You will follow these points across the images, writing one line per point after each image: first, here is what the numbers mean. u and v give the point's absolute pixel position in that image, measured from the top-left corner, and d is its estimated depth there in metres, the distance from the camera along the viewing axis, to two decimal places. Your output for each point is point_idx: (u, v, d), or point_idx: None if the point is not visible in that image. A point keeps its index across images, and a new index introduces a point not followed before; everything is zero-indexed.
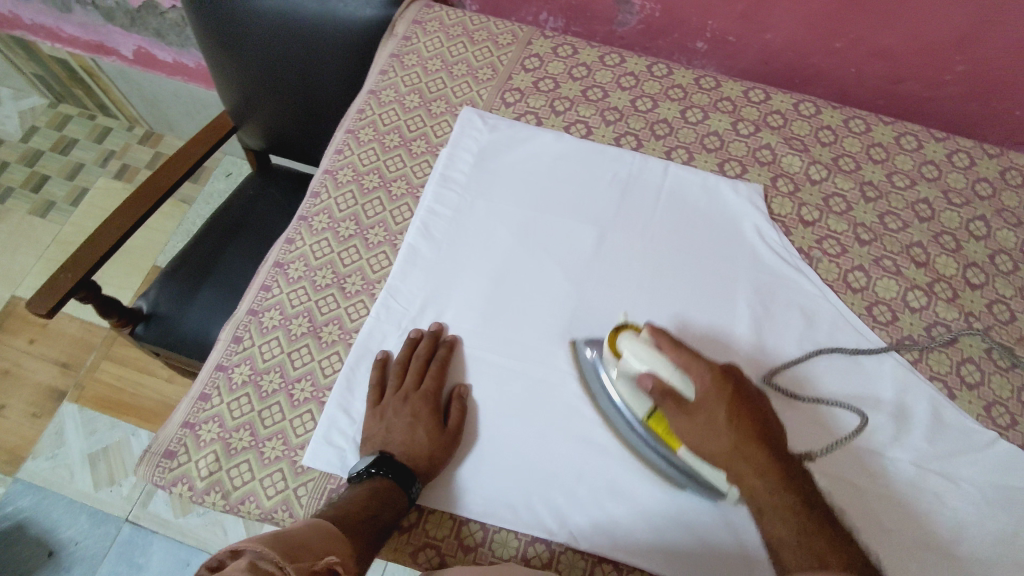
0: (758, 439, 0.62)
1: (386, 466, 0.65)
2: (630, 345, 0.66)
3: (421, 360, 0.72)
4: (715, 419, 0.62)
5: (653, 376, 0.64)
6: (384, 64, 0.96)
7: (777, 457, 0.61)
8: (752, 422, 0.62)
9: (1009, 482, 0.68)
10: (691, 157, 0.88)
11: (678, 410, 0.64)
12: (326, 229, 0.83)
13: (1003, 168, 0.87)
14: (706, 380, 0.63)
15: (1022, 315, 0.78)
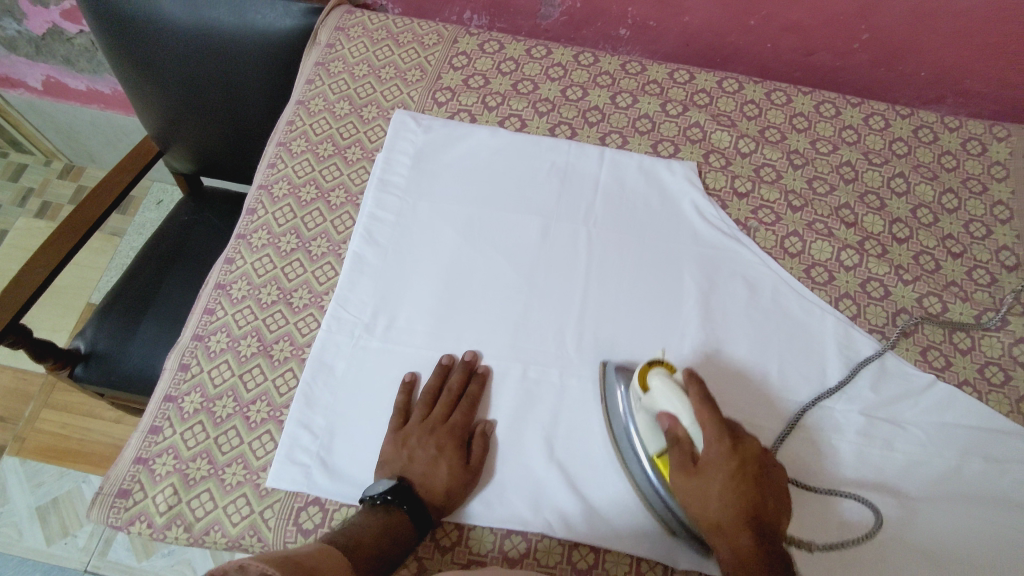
0: (748, 519, 0.59)
1: (404, 499, 0.62)
2: (664, 386, 0.64)
3: (453, 394, 0.71)
4: (713, 489, 0.60)
5: (674, 421, 0.63)
6: (309, 73, 0.94)
7: (761, 543, 0.59)
8: (750, 504, 0.59)
9: (953, 421, 0.73)
10: (625, 141, 0.89)
11: (683, 463, 0.62)
12: (267, 245, 0.81)
13: (915, 127, 0.92)
14: (722, 449, 0.61)
15: (946, 263, 0.83)
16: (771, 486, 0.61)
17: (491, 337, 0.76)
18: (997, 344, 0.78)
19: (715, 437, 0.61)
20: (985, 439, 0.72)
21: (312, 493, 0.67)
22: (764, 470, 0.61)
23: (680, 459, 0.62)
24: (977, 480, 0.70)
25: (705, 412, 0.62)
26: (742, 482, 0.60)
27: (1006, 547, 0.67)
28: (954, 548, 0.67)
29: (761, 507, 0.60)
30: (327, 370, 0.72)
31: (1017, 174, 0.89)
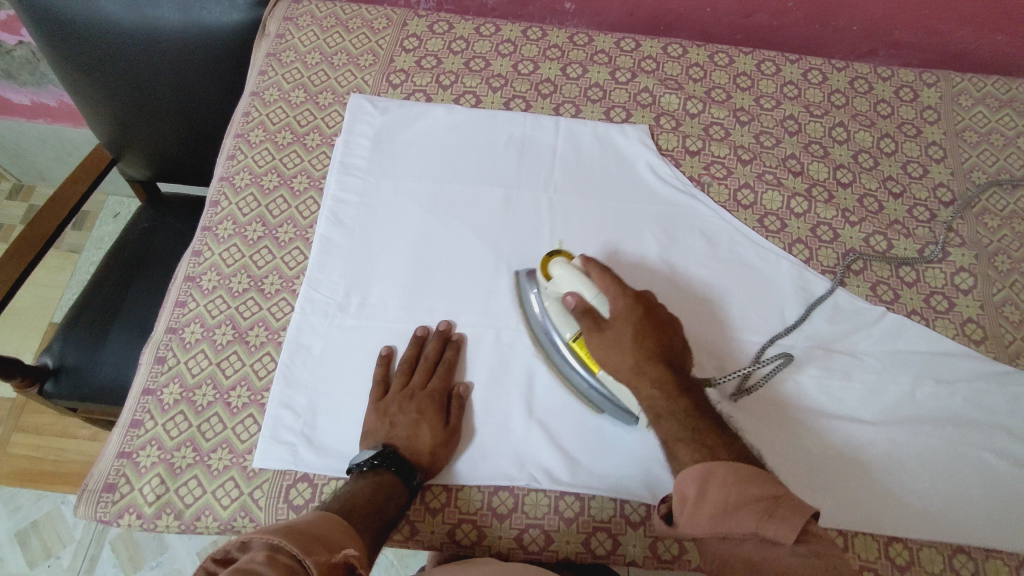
0: (659, 357, 0.66)
1: (392, 462, 0.65)
2: (565, 272, 0.69)
3: (429, 361, 0.73)
4: (625, 337, 0.66)
5: (578, 297, 0.68)
6: (261, 64, 0.94)
7: (673, 375, 0.65)
8: (658, 344, 0.66)
9: (905, 345, 0.78)
10: (579, 110, 0.92)
11: (594, 328, 0.67)
12: (233, 235, 0.81)
13: (851, 78, 0.97)
14: (625, 304, 0.67)
15: (888, 203, 0.87)
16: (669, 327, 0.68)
17: (464, 305, 0.77)
18: (939, 274, 0.83)
19: (615, 295, 0.68)
20: (936, 361, 0.77)
21: (299, 470, 0.68)
22: (661, 316, 0.69)
23: (590, 325, 0.67)
24: (930, 399, 0.74)
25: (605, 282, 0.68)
26: (646, 325, 0.67)
27: (960, 459, 0.72)
28: (913, 465, 0.71)
29: (666, 347, 0.67)
30: (305, 351, 0.74)
31: (948, 117, 0.94)
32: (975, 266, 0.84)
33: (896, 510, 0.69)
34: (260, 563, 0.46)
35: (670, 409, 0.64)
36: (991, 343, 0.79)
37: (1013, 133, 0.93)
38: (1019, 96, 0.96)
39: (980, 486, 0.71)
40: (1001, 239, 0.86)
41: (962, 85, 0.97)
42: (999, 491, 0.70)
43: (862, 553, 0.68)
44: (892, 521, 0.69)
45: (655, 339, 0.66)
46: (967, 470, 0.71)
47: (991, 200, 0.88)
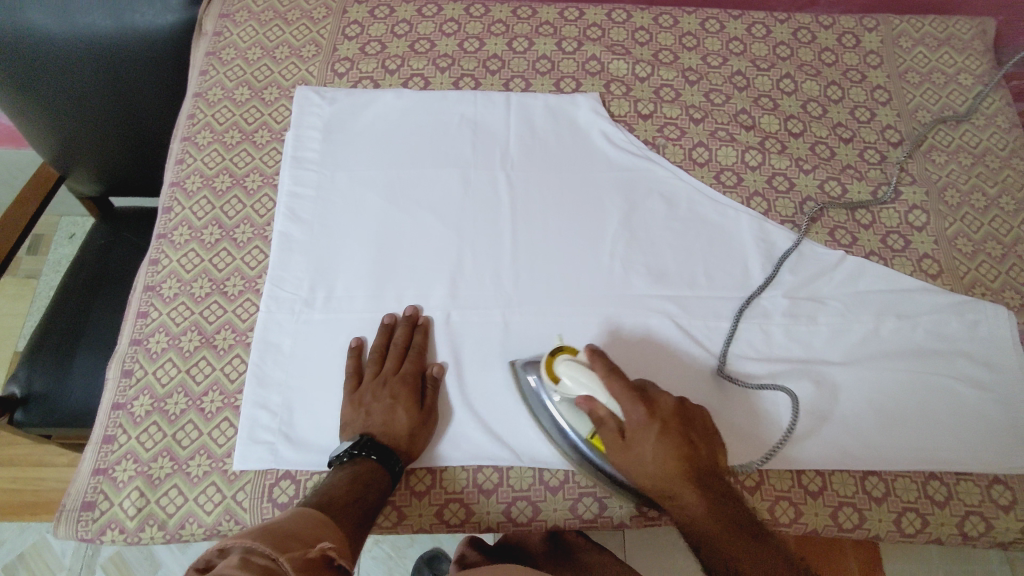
0: (686, 472, 0.60)
1: (371, 449, 0.65)
2: (569, 374, 0.64)
3: (400, 347, 0.73)
4: (645, 453, 0.61)
5: (591, 402, 0.63)
6: (201, 63, 0.91)
7: (707, 497, 0.59)
8: (683, 457, 0.61)
9: (866, 286, 0.80)
10: (529, 83, 0.92)
11: (614, 439, 0.62)
12: (190, 240, 0.79)
13: (794, 30, 0.98)
14: (639, 416, 0.62)
15: (839, 149, 0.89)
16: (695, 432, 0.62)
17: (432, 291, 0.77)
18: (893, 214, 0.85)
19: (628, 406, 0.62)
20: (897, 298, 0.79)
21: (281, 468, 0.68)
22: (684, 419, 0.63)
23: (610, 437, 0.63)
24: (893, 335, 0.76)
25: (615, 389, 0.62)
26: (666, 437, 0.61)
27: (927, 391, 0.74)
28: (881, 400, 0.73)
29: (693, 459, 0.61)
30: (275, 349, 0.73)
31: (890, 60, 0.96)
32: (926, 202, 0.86)
33: (869, 444, 0.71)
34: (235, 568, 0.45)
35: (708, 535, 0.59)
36: (947, 276, 0.81)
37: (952, 70, 0.95)
38: (956, 34, 0.98)
39: (948, 415, 0.72)
40: (949, 174, 0.87)
41: (901, 27, 0.98)
42: (966, 417, 0.72)
43: (840, 489, 0.71)
44: (867, 455, 0.71)
45: (678, 453, 0.61)
46: (934, 401, 0.73)
47: (937, 137, 0.90)
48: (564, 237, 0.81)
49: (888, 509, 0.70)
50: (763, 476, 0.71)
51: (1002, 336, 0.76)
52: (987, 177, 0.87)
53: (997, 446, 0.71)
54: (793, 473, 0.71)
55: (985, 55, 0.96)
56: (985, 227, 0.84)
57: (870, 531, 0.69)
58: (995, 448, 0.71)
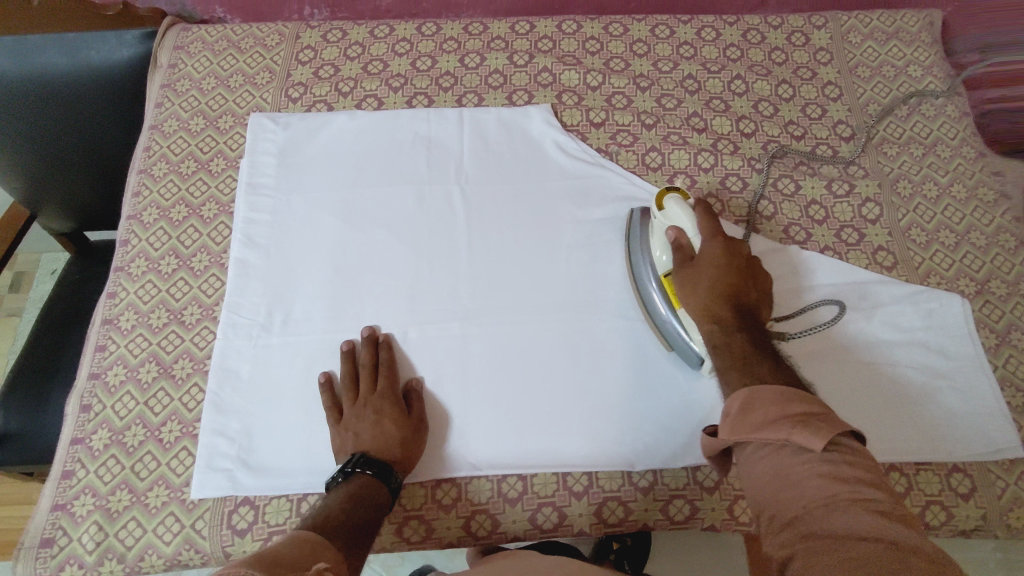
0: (730, 297, 0.66)
1: (365, 464, 0.66)
2: (674, 205, 0.72)
3: (368, 366, 0.73)
4: (704, 274, 0.67)
5: (678, 232, 0.70)
6: (156, 96, 0.92)
7: (740, 319, 0.65)
8: (735, 287, 0.66)
9: (821, 278, 0.80)
10: (482, 98, 0.92)
11: (683, 260, 0.69)
12: (147, 272, 0.80)
13: (744, 31, 0.98)
14: (715, 247, 0.67)
15: (792, 146, 0.90)
16: (754, 278, 0.68)
17: (389, 307, 0.78)
18: (847, 208, 0.86)
19: (709, 235, 0.68)
20: (852, 291, 0.79)
21: (239, 495, 0.68)
22: (749, 267, 0.68)
23: (681, 258, 0.69)
24: (850, 328, 0.77)
25: (706, 220, 0.69)
26: (731, 265, 0.67)
27: (889, 378, 0.75)
28: (853, 372, 0.75)
29: (743, 292, 0.66)
30: (233, 376, 0.73)
31: (841, 56, 0.97)
32: (879, 195, 0.87)
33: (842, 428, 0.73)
34: None
35: (726, 344, 0.63)
36: (901, 267, 0.82)
37: (902, 63, 0.96)
38: (903, 27, 0.99)
39: (911, 401, 0.74)
40: (901, 166, 0.88)
41: (849, 23, 0.99)
42: (928, 402, 0.74)
43: None
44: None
45: (732, 280, 0.66)
46: (896, 387, 0.75)
47: (888, 130, 0.91)
48: (521, 246, 0.82)
49: None
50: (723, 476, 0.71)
51: (957, 322, 0.77)
52: (938, 166, 0.88)
53: (962, 429, 0.72)
54: None
55: (932, 46, 0.97)
56: (937, 216, 0.85)
57: None
58: (961, 430, 0.72)
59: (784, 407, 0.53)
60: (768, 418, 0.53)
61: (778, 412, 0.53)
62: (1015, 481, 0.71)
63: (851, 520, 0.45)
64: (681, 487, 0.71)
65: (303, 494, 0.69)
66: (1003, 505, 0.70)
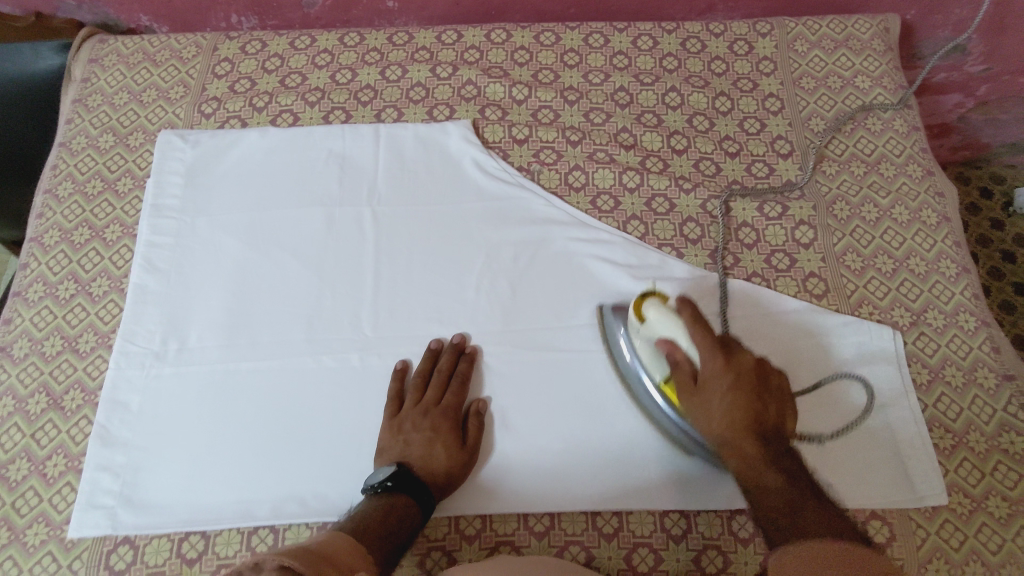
0: (753, 428, 0.58)
1: (406, 484, 0.63)
2: (657, 316, 0.65)
3: (444, 375, 0.72)
4: (713, 404, 0.60)
5: (671, 345, 0.64)
6: (68, 111, 0.90)
7: (769, 450, 0.58)
8: (752, 413, 0.59)
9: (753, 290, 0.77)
10: (401, 113, 0.88)
11: (686, 385, 0.62)
12: (44, 297, 0.78)
13: (683, 39, 0.93)
14: (715, 365, 0.60)
15: (725, 164, 0.85)
16: (767, 386, 0.60)
17: (287, 334, 0.75)
18: (780, 232, 0.81)
19: (706, 356, 0.61)
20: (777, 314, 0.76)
21: (119, 534, 0.66)
22: (760, 372, 0.61)
23: (683, 380, 0.63)
24: (781, 361, 0.73)
25: (696, 331, 0.62)
26: (741, 380, 0.60)
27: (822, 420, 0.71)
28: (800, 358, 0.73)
29: (761, 411, 0.59)
30: (122, 408, 0.72)
31: (785, 66, 0.91)
32: (814, 217, 0.81)
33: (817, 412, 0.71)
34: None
35: (759, 482, 0.57)
36: (833, 295, 0.78)
37: (849, 73, 0.90)
38: (854, 34, 0.93)
39: (841, 441, 0.70)
40: (840, 185, 0.83)
41: (796, 29, 0.94)
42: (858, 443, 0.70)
43: (706, 531, 0.67)
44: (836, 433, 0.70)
45: (750, 400, 0.59)
46: (825, 422, 0.71)
47: (830, 146, 0.86)
48: (431, 274, 0.78)
49: (756, 550, 0.66)
50: (623, 522, 0.67)
51: (886, 358, 0.74)
52: (880, 186, 0.83)
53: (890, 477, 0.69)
54: (655, 517, 0.67)
55: (884, 55, 0.91)
56: (875, 240, 0.80)
57: None
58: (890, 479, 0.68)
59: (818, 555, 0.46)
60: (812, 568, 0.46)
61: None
62: (936, 531, 0.66)
63: None
64: (578, 533, 0.67)
65: (183, 533, 0.67)
66: (922, 557, 0.65)
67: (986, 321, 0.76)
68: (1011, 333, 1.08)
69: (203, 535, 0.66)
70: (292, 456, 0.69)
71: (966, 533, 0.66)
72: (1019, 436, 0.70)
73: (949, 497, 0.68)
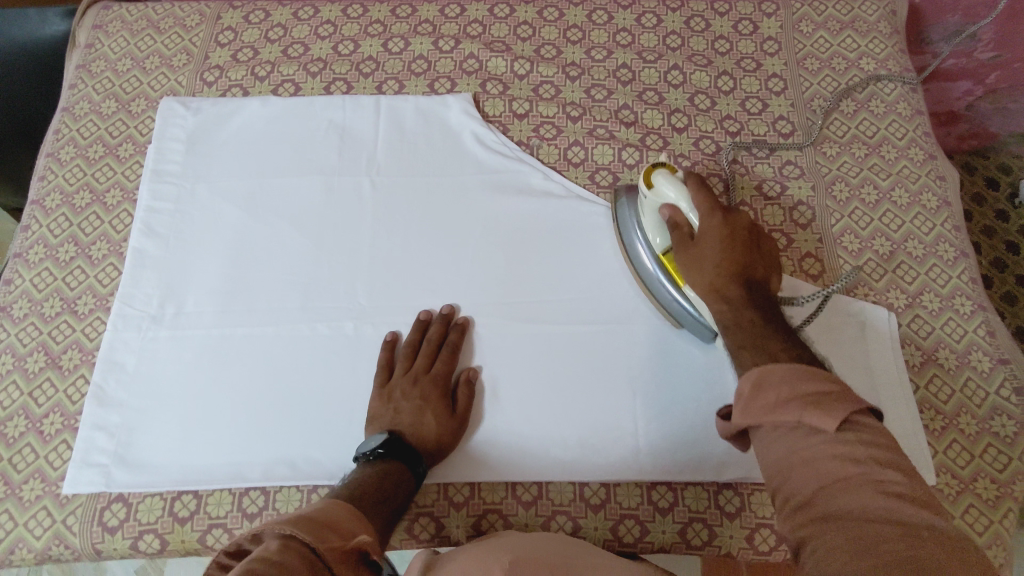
0: (738, 276, 0.60)
1: (398, 451, 0.63)
2: (665, 181, 0.66)
3: (433, 344, 0.72)
4: (706, 255, 0.62)
5: (673, 210, 0.65)
6: (72, 77, 0.91)
7: (751, 294, 0.59)
8: (739, 264, 0.60)
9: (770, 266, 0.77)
10: (402, 85, 0.88)
11: (682, 241, 0.64)
12: (44, 259, 0.79)
13: (687, 18, 0.93)
14: (714, 223, 0.62)
15: (725, 143, 0.84)
16: (758, 247, 0.62)
17: (284, 300, 0.75)
18: (777, 212, 0.81)
19: (705, 212, 0.62)
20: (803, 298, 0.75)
21: (112, 491, 0.68)
22: (751, 233, 0.63)
23: (680, 238, 0.64)
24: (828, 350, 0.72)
25: (699, 194, 0.64)
26: (736, 237, 0.61)
27: (838, 351, 0.73)
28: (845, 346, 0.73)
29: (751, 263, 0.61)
30: (118, 368, 0.72)
31: (789, 47, 0.91)
32: (813, 198, 0.81)
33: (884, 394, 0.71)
34: (275, 552, 0.41)
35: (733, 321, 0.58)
36: (829, 276, 0.77)
37: (854, 55, 0.89)
38: (861, 16, 0.92)
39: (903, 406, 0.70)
40: (840, 166, 0.83)
41: (802, 10, 0.93)
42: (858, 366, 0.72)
43: (692, 504, 0.67)
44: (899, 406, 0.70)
45: (742, 254, 0.61)
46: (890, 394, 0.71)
47: (832, 127, 0.85)
48: (430, 245, 0.78)
49: (741, 525, 0.66)
50: (610, 494, 0.68)
51: (883, 339, 0.73)
52: (881, 168, 0.83)
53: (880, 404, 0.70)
54: (642, 489, 0.68)
55: (890, 37, 0.90)
56: (874, 222, 0.80)
57: (721, 548, 0.66)
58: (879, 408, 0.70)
59: (798, 385, 0.48)
60: (783, 398, 0.48)
61: (792, 392, 0.48)
62: None
63: (857, 494, 0.42)
64: (565, 503, 0.68)
65: (176, 492, 0.68)
66: None
67: (983, 305, 0.76)
68: (1012, 326, 1.06)
69: (196, 495, 0.68)
70: (285, 419, 0.70)
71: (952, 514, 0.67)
72: (1010, 420, 0.70)
73: (937, 477, 0.68)
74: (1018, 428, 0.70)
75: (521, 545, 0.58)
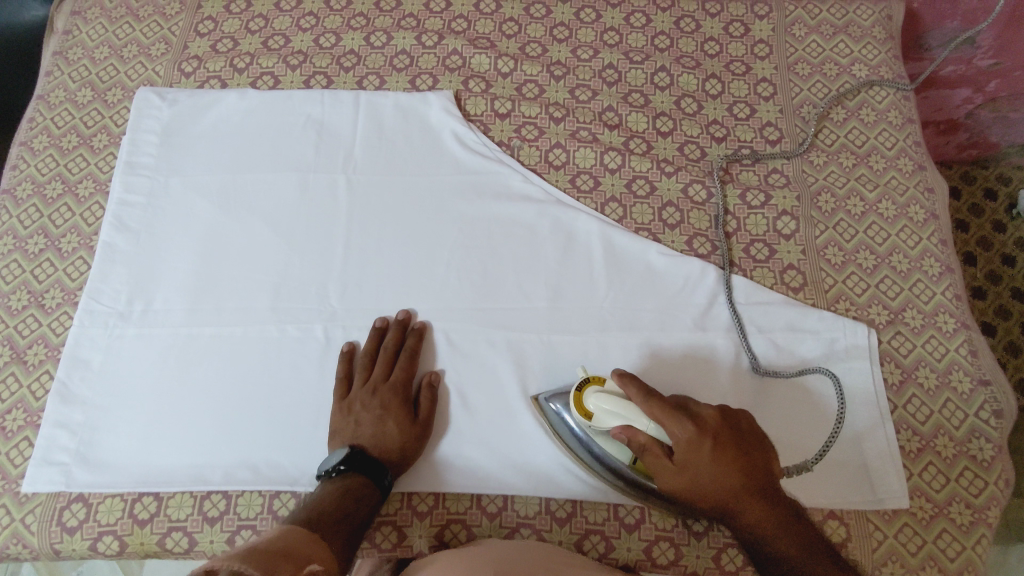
0: (748, 489, 0.56)
1: (360, 465, 0.62)
2: (604, 406, 0.60)
3: (391, 350, 0.71)
4: (700, 478, 0.56)
5: (630, 432, 0.58)
6: (47, 64, 0.89)
7: (769, 502, 0.56)
8: (740, 473, 0.56)
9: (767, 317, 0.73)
10: (383, 81, 0.86)
11: (663, 465, 0.58)
12: (12, 251, 0.78)
13: (677, 18, 0.91)
14: (685, 437, 0.57)
15: (710, 149, 0.83)
16: (743, 440, 0.58)
17: (252, 301, 0.74)
18: (761, 221, 0.79)
19: (674, 430, 0.57)
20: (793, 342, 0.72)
21: (72, 491, 0.67)
22: (730, 424, 0.58)
23: (659, 462, 0.58)
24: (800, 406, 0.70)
25: (653, 408, 0.58)
26: (717, 449, 0.56)
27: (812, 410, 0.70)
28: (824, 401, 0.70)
29: (748, 468, 0.56)
30: (83, 366, 0.71)
31: (781, 50, 0.89)
32: (797, 208, 0.79)
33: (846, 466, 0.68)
34: None
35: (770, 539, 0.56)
36: (810, 289, 0.76)
37: (847, 60, 0.87)
38: (855, 20, 0.89)
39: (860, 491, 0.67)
40: (827, 176, 0.81)
41: (795, 13, 0.91)
42: (802, 404, 0.70)
43: (660, 523, 0.66)
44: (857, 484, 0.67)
45: (735, 467, 0.56)
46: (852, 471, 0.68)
47: (821, 135, 0.83)
48: (404, 249, 0.77)
49: (709, 545, 0.65)
50: (577, 508, 0.67)
51: (860, 359, 0.72)
52: (868, 179, 0.81)
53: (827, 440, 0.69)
54: (610, 504, 0.67)
55: (885, 43, 0.88)
56: (859, 235, 0.78)
57: (687, 568, 0.65)
58: (830, 450, 0.69)
59: None
60: None
61: None
62: (893, 534, 0.66)
63: None
64: (530, 516, 0.67)
65: (137, 494, 0.67)
66: (877, 559, 0.65)
67: (967, 323, 0.74)
68: (1004, 339, 1.07)
69: (156, 498, 0.67)
70: (248, 423, 0.69)
71: (924, 539, 0.66)
72: (987, 443, 0.69)
73: (910, 501, 0.67)
74: (996, 451, 0.68)
75: (496, 556, 0.58)
